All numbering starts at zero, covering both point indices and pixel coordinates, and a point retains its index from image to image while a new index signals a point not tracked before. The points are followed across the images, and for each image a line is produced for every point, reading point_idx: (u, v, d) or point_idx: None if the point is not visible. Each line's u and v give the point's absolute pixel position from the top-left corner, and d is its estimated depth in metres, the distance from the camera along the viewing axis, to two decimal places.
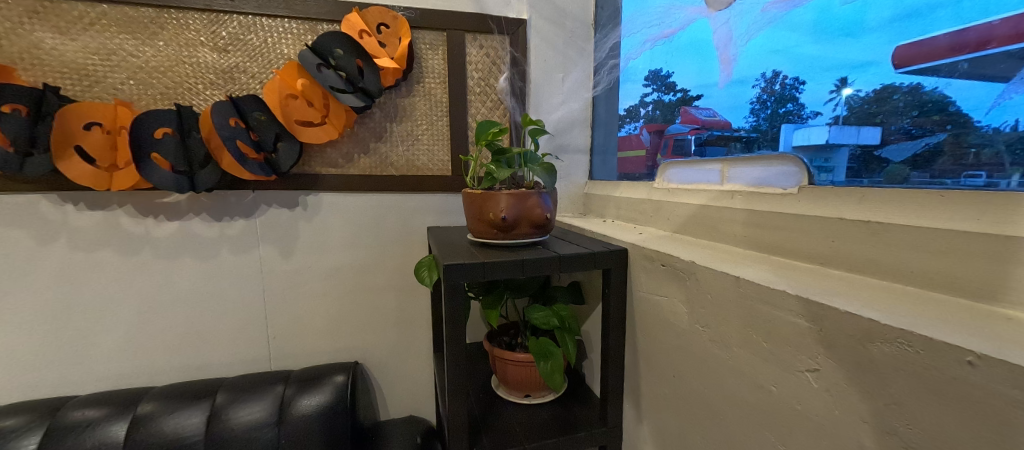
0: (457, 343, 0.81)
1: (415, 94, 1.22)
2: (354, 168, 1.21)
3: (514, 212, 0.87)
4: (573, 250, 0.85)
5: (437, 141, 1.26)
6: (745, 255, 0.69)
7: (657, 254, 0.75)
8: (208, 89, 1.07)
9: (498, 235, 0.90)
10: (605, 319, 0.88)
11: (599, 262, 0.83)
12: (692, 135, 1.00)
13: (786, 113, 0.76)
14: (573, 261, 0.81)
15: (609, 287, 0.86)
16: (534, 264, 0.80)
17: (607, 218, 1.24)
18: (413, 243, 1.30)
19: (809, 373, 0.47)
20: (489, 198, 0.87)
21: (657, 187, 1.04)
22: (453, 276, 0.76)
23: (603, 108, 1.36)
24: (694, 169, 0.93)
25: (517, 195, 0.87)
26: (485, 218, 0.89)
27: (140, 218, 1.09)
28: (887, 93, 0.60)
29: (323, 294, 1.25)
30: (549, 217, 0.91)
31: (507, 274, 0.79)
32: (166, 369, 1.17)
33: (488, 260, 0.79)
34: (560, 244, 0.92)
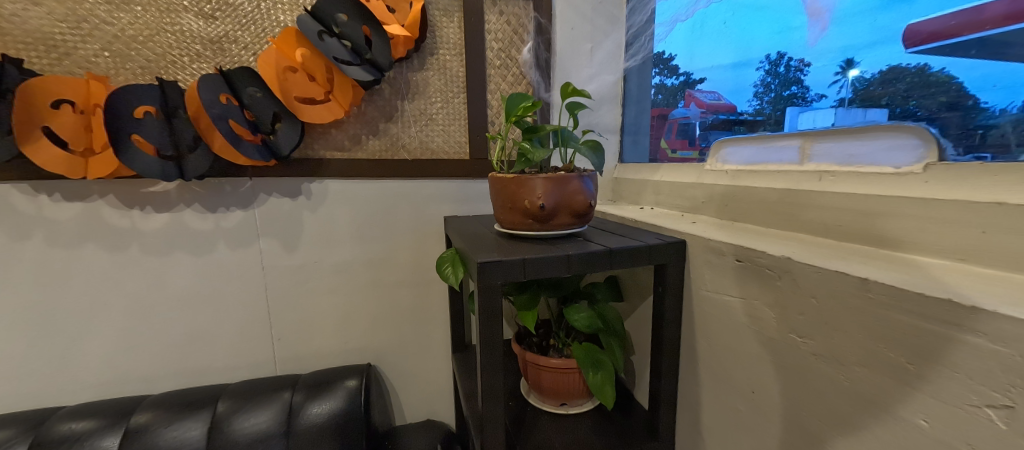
0: (492, 352, 0.69)
1: (428, 68, 1.09)
2: (362, 152, 1.09)
3: (554, 199, 0.75)
4: (622, 242, 0.73)
5: (453, 120, 1.13)
6: (835, 247, 0.58)
7: (730, 247, 0.63)
8: (196, 63, 0.94)
9: (534, 225, 0.78)
10: (658, 318, 0.77)
11: (653, 257, 0.72)
12: (697, 119, 1.03)
13: (791, 96, 0.79)
14: (624, 257, 0.70)
15: (664, 285, 0.75)
16: (581, 259, 0.69)
17: (643, 206, 1.12)
18: (429, 234, 1.19)
19: (991, 410, 0.35)
20: (523, 183, 0.75)
21: (709, 169, 0.91)
22: (489, 275, 0.65)
23: (634, 84, 1.22)
24: (761, 148, 0.80)
25: (556, 179, 0.75)
26: (519, 206, 0.77)
27: (124, 210, 0.97)
28: (892, 75, 0.62)
29: (331, 291, 1.14)
30: (592, 204, 0.78)
31: (550, 272, 0.67)
32: (163, 375, 1.06)
33: (527, 254, 0.68)
34: (607, 236, 0.79)
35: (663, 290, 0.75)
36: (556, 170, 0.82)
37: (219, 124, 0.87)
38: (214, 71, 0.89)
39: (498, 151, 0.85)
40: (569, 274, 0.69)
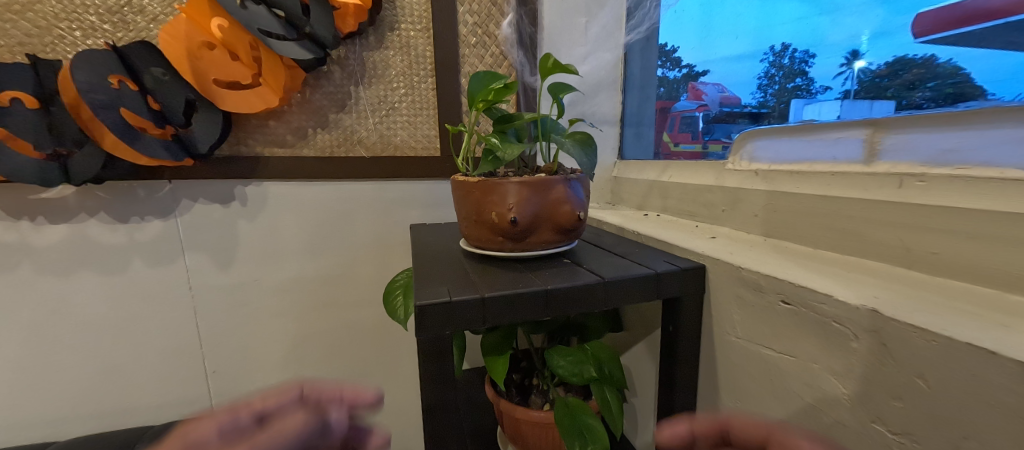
0: (445, 421, 0.51)
1: (388, 45, 0.90)
2: (309, 149, 0.90)
3: (530, 210, 0.56)
4: (621, 270, 0.55)
5: (419, 110, 0.94)
6: (926, 287, 0.40)
7: (773, 282, 0.45)
8: (89, 37, 0.75)
9: (506, 244, 0.59)
10: (668, 365, 0.59)
11: (661, 290, 0.53)
12: (698, 113, 0.90)
13: (795, 88, 0.69)
14: (623, 291, 0.52)
15: (676, 323, 0.57)
16: (564, 294, 0.50)
17: (648, 212, 0.93)
18: (394, 245, 1.01)
19: None
20: (491, 189, 0.57)
21: (730, 169, 0.70)
22: (434, 322, 0.46)
23: (637, 66, 1.04)
24: (805, 142, 0.59)
25: (533, 183, 0.56)
26: (486, 219, 0.58)
27: (9, 221, 0.79)
28: (898, 66, 0.54)
29: (277, 314, 0.96)
30: (582, 216, 0.60)
31: (522, 315, 0.49)
32: (73, 416, 0.89)
33: (489, 288, 0.50)
34: (603, 258, 0.61)
35: (676, 330, 0.57)
36: (536, 172, 0.63)
37: (104, 114, 0.68)
38: (106, 48, 0.71)
39: (462, 147, 0.66)
40: (548, 317, 0.50)
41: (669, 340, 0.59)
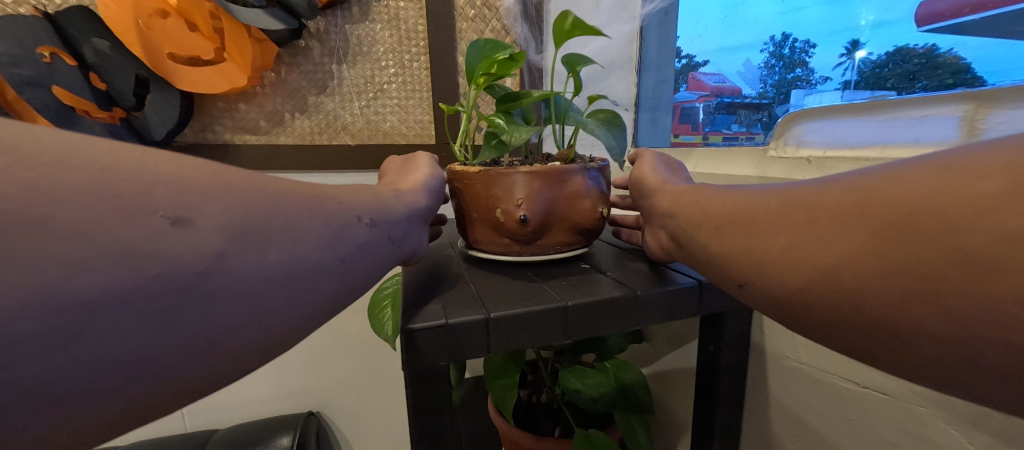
0: None
1: (373, 18, 0.77)
2: (286, 136, 0.80)
3: (542, 206, 0.46)
4: (654, 280, 0.45)
5: (411, 93, 0.83)
6: None
7: None
8: (21, 4, 0.62)
9: (512, 247, 0.49)
10: (705, 390, 0.50)
11: (703, 304, 0.44)
12: (699, 103, 0.81)
13: (794, 79, 0.63)
14: (659, 305, 0.42)
15: (718, 342, 0.48)
16: (588, 312, 0.40)
17: None
18: None
19: None
20: (494, 181, 0.47)
21: (772, 155, 0.59)
22: (425, 351, 0.36)
23: (653, 44, 0.89)
24: (870, 124, 0.48)
25: (545, 174, 0.46)
26: (488, 216, 0.48)
27: None
28: (897, 56, 0.50)
29: None
30: (603, 212, 0.49)
31: (535, 338, 0.39)
32: None
33: (494, 304, 0.40)
34: (628, 265, 0.51)
35: (718, 351, 0.48)
36: (549, 160, 0.53)
37: (32, 91, 0.59)
38: (36, 13, 0.61)
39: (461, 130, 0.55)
40: (566, 340, 0.40)
41: (707, 360, 0.50)
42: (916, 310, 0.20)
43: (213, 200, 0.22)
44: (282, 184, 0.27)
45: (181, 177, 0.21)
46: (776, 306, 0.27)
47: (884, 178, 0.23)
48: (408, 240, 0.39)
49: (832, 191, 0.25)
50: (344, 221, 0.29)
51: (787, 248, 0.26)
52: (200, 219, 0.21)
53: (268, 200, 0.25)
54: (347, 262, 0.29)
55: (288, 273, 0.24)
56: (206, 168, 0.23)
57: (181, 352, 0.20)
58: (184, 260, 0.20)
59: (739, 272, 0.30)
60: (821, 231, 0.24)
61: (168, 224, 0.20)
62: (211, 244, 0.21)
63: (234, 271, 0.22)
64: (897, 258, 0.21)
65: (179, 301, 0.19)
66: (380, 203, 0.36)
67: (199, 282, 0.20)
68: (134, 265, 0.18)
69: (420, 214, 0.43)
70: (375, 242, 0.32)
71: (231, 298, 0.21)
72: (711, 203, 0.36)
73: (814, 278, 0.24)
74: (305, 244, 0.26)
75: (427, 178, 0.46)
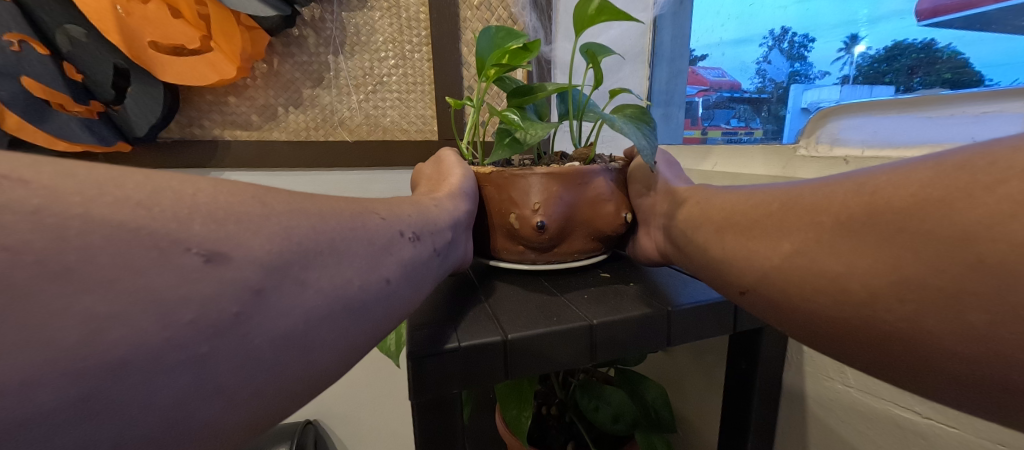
0: None
1: (372, 5, 0.72)
2: (279, 131, 0.75)
3: (561, 212, 0.41)
4: (683, 292, 0.41)
5: (412, 86, 0.77)
6: None
7: None
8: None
9: (528, 255, 0.44)
10: (734, 411, 0.47)
11: (739, 321, 0.40)
12: (698, 98, 0.76)
13: (791, 73, 0.60)
14: (693, 323, 0.38)
15: (751, 359, 0.44)
16: (615, 331, 0.36)
17: None
18: None
19: None
20: (510, 183, 0.42)
21: (801, 155, 0.54)
22: (437, 379, 0.32)
23: (668, 34, 0.80)
24: (909, 121, 0.44)
25: (564, 176, 0.41)
26: (501, 222, 0.43)
27: None
28: (897, 51, 0.47)
29: None
30: (627, 218, 0.45)
31: (558, 361, 0.35)
32: None
33: (512, 323, 0.36)
34: (652, 274, 0.47)
35: (752, 368, 0.44)
36: (567, 160, 0.48)
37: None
38: None
39: (469, 126, 0.51)
40: (592, 362, 0.36)
41: (738, 379, 0.46)
42: (931, 324, 0.18)
43: (253, 226, 0.19)
44: (324, 203, 0.24)
45: (219, 204, 0.19)
46: (781, 319, 0.25)
47: (889, 179, 0.21)
48: (452, 253, 0.37)
49: (833, 191, 0.24)
50: (387, 237, 0.26)
51: (790, 254, 0.25)
52: (238, 252, 0.18)
53: (311, 222, 0.22)
54: (393, 282, 0.25)
55: (337, 302, 0.21)
56: (246, 192, 0.20)
57: (224, 403, 0.17)
58: (223, 298, 0.17)
59: (740, 277, 0.28)
60: (825, 236, 0.23)
61: (206, 261, 0.17)
62: (255, 278, 0.18)
63: (278, 307, 0.19)
64: (908, 268, 0.19)
65: (223, 346, 0.16)
66: (422, 214, 0.33)
67: (239, 324, 0.17)
68: (166, 312, 0.15)
69: (462, 223, 0.40)
70: (420, 258, 0.29)
71: (279, 338, 0.18)
72: (712, 205, 0.34)
73: (817, 286, 0.22)
74: (352, 265, 0.23)
75: (463, 184, 0.43)
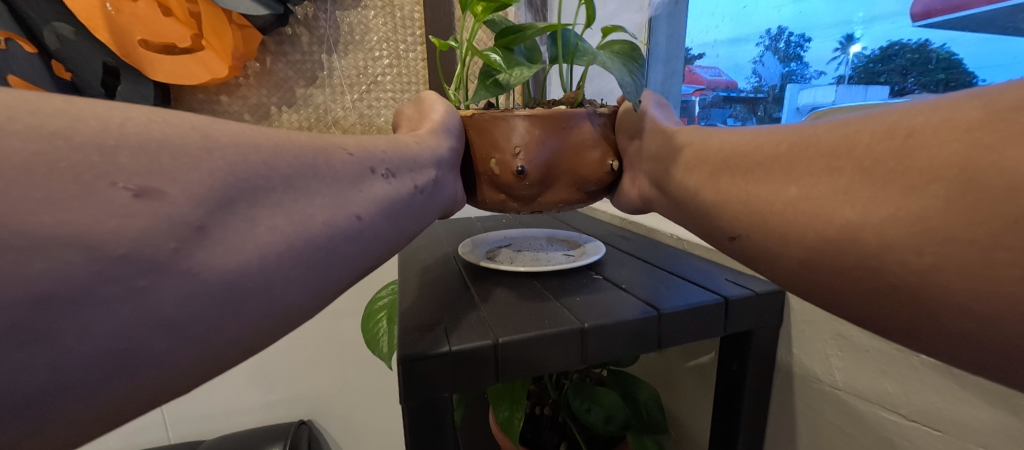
0: None
1: (366, 4, 0.72)
2: None
3: (546, 159, 0.36)
4: (674, 295, 0.41)
5: (406, 85, 0.77)
6: None
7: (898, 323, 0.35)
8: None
9: (512, 205, 0.38)
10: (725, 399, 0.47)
11: (730, 322, 0.40)
12: (694, 97, 0.75)
13: (787, 73, 0.60)
14: (684, 324, 0.39)
15: (742, 360, 0.44)
16: (607, 335, 0.36)
17: None
18: None
19: None
20: (490, 126, 0.36)
21: None
22: (428, 383, 0.32)
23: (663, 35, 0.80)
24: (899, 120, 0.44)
25: (548, 119, 0.35)
26: (480, 170, 0.38)
27: None
28: (892, 51, 0.47)
29: None
30: (617, 163, 0.39)
31: (549, 366, 0.35)
32: None
33: (503, 327, 0.35)
34: (645, 279, 0.47)
35: (743, 370, 0.44)
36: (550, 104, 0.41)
37: None
38: None
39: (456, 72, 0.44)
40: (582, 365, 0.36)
41: (730, 379, 0.46)
42: (950, 279, 0.16)
43: (192, 160, 0.16)
44: (277, 133, 0.21)
45: (152, 135, 0.15)
46: (780, 276, 0.24)
47: (932, 118, 0.18)
48: (440, 192, 0.33)
49: (860, 132, 0.21)
50: (354, 172, 0.24)
51: (795, 199, 0.22)
52: (175, 188, 0.15)
53: (262, 157, 0.19)
54: (365, 219, 0.23)
55: (297, 237, 0.19)
56: (179, 119, 0.17)
57: (175, 341, 0.14)
58: (158, 233, 0.14)
59: (733, 223, 0.27)
60: (843, 183, 0.20)
61: (136, 195, 0.14)
62: (195, 213, 0.15)
63: (226, 244, 0.16)
64: (936, 220, 0.16)
65: (164, 282, 0.14)
66: (395, 148, 0.29)
67: (180, 261, 0.15)
68: (91, 246, 0.13)
69: (447, 161, 0.35)
70: (399, 196, 0.26)
71: (231, 276, 0.16)
72: (707, 147, 0.32)
73: (823, 234, 0.20)
74: (311, 203, 0.20)
75: (448, 120, 0.37)
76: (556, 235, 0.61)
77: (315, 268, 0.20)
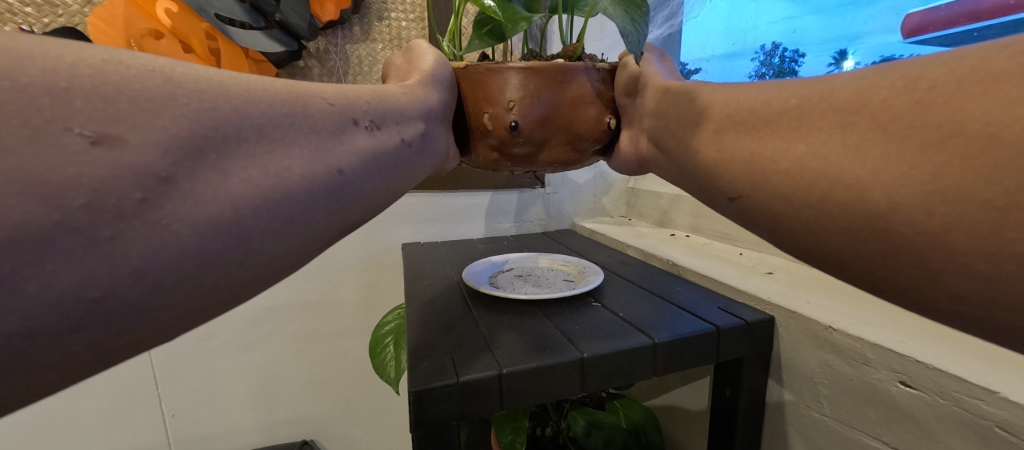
0: None
1: (375, 38, 0.74)
2: None
3: (542, 114, 0.32)
4: (666, 323, 0.41)
5: None
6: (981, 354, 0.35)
7: (878, 352, 0.37)
8: (7, 22, 0.54)
9: (504, 165, 0.34)
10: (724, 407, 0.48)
11: (721, 349, 0.42)
12: None
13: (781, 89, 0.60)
14: (675, 353, 0.39)
15: (735, 386, 0.46)
16: (609, 363, 0.36)
17: (675, 231, 0.79)
18: (384, 268, 0.79)
19: None
20: (482, 80, 0.32)
21: None
22: (440, 411, 0.31)
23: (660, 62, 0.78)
24: None
25: (545, 70, 0.31)
26: (472, 125, 0.34)
27: None
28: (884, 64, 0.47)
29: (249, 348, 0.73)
30: (615, 121, 0.35)
31: (554, 393, 0.35)
32: None
33: (503, 349, 0.36)
34: (643, 305, 0.46)
35: (736, 395, 0.46)
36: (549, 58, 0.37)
37: None
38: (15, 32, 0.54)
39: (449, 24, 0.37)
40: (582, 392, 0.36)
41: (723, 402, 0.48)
42: (960, 242, 0.15)
43: (152, 107, 0.15)
44: (249, 84, 0.20)
45: (107, 78, 0.14)
46: (778, 234, 0.23)
47: (957, 71, 0.16)
48: (428, 148, 0.31)
49: (877, 85, 0.19)
50: (335, 123, 0.23)
51: (804, 157, 0.21)
52: (136, 136, 0.14)
53: (231, 104, 0.18)
54: (347, 174, 0.22)
55: (274, 192, 0.18)
56: (138, 62, 0.15)
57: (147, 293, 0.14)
58: (122, 183, 0.14)
59: (733, 183, 0.25)
60: (853, 140, 0.19)
61: (92, 143, 0.13)
62: (160, 163, 0.15)
63: (197, 196, 0.16)
64: (953, 181, 0.15)
65: (131, 234, 0.14)
66: (380, 100, 0.27)
67: (147, 212, 0.14)
68: (48, 193, 0.12)
69: (437, 114, 0.33)
70: (383, 151, 0.26)
71: (202, 230, 0.16)
72: (709, 101, 0.30)
73: (830, 194, 0.19)
74: (287, 157, 0.19)
75: (437, 70, 0.34)
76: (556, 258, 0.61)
77: (296, 228, 0.19)
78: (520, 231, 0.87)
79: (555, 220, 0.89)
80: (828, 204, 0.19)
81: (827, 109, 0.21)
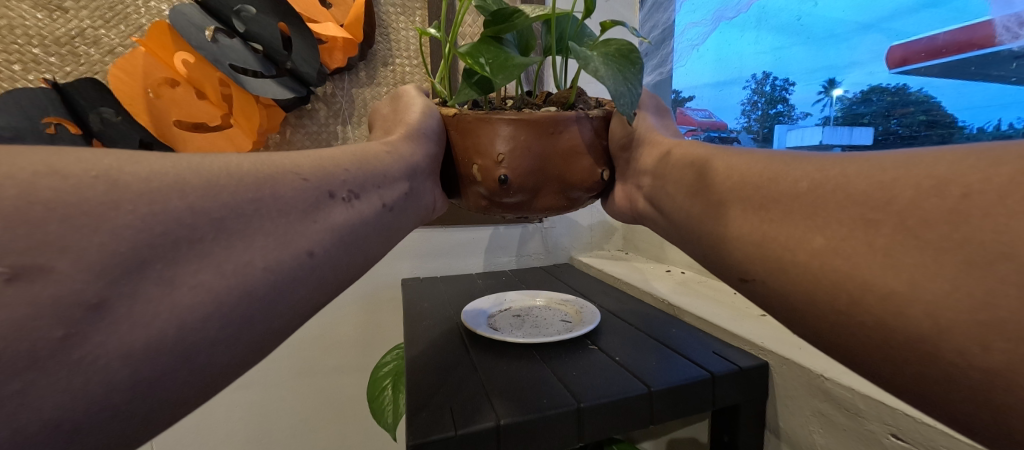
0: None
1: (380, 82, 0.77)
2: None
3: (532, 166, 0.32)
4: (662, 368, 0.40)
5: None
6: None
7: (870, 405, 0.36)
8: (31, 72, 0.57)
9: (494, 211, 0.34)
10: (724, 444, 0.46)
11: (717, 396, 0.40)
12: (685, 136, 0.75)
13: (777, 115, 0.62)
14: (672, 404, 0.37)
15: (732, 432, 0.45)
16: (606, 412, 0.35)
17: (671, 267, 0.78)
18: (384, 303, 0.78)
19: None
20: (469, 131, 0.33)
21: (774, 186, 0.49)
22: None
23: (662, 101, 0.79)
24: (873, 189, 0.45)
25: (534, 123, 0.31)
26: (461, 172, 0.35)
27: None
28: (873, 94, 0.49)
29: (243, 385, 0.71)
30: (604, 174, 0.35)
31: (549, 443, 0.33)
32: None
33: (501, 395, 0.35)
34: (644, 348, 0.45)
35: (733, 442, 0.45)
36: (542, 103, 0.37)
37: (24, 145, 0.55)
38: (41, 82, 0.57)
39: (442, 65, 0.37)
40: (580, 442, 0.34)
41: None
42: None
43: (90, 221, 0.14)
44: (215, 175, 0.18)
45: (39, 194, 0.13)
46: (797, 328, 0.20)
47: (994, 178, 0.14)
48: (414, 203, 0.31)
49: (900, 181, 0.17)
50: (308, 200, 0.21)
51: (821, 252, 0.18)
52: (64, 261, 0.13)
53: (186, 200, 0.16)
54: (319, 255, 0.21)
55: (229, 294, 0.17)
56: (77, 172, 0.14)
57: (55, 444, 0.13)
58: (43, 319, 0.12)
59: (745, 265, 0.23)
60: (881, 243, 0.16)
61: (7, 281, 0.12)
62: (92, 288, 0.13)
63: (133, 320, 0.14)
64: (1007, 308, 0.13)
65: (45, 381, 0.12)
66: (363, 163, 0.27)
67: (68, 353, 0.13)
68: None
69: (423, 169, 0.33)
70: (359, 223, 0.24)
71: (134, 359, 0.14)
72: (714, 172, 0.28)
73: (859, 302, 0.17)
74: (249, 261, 0.18)
75: (424, 123, 0.35)
76: (557, 297, 0.60)
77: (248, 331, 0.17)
78: (520, 264, 0.86)
79: (553, 254, 0.88)
80: (847, 305, 0.17)
81: (848, 199, 0.19)
